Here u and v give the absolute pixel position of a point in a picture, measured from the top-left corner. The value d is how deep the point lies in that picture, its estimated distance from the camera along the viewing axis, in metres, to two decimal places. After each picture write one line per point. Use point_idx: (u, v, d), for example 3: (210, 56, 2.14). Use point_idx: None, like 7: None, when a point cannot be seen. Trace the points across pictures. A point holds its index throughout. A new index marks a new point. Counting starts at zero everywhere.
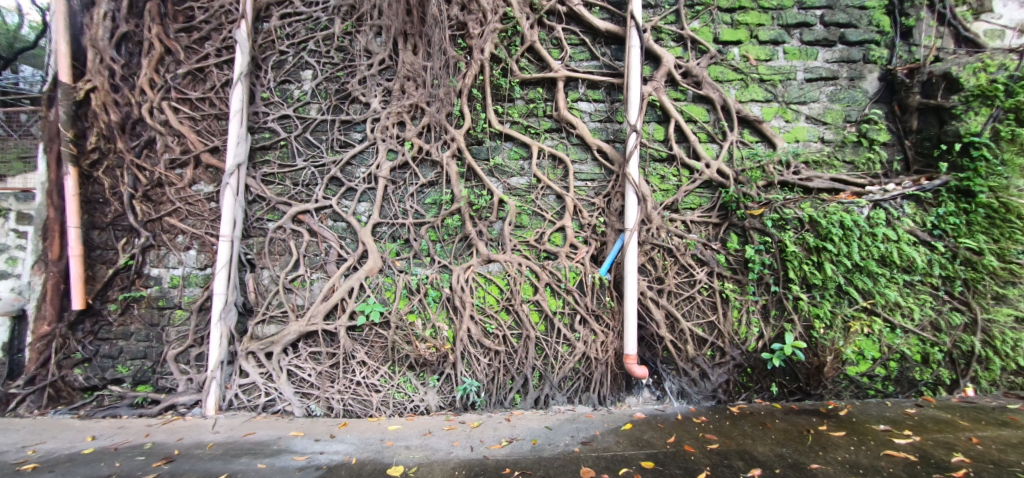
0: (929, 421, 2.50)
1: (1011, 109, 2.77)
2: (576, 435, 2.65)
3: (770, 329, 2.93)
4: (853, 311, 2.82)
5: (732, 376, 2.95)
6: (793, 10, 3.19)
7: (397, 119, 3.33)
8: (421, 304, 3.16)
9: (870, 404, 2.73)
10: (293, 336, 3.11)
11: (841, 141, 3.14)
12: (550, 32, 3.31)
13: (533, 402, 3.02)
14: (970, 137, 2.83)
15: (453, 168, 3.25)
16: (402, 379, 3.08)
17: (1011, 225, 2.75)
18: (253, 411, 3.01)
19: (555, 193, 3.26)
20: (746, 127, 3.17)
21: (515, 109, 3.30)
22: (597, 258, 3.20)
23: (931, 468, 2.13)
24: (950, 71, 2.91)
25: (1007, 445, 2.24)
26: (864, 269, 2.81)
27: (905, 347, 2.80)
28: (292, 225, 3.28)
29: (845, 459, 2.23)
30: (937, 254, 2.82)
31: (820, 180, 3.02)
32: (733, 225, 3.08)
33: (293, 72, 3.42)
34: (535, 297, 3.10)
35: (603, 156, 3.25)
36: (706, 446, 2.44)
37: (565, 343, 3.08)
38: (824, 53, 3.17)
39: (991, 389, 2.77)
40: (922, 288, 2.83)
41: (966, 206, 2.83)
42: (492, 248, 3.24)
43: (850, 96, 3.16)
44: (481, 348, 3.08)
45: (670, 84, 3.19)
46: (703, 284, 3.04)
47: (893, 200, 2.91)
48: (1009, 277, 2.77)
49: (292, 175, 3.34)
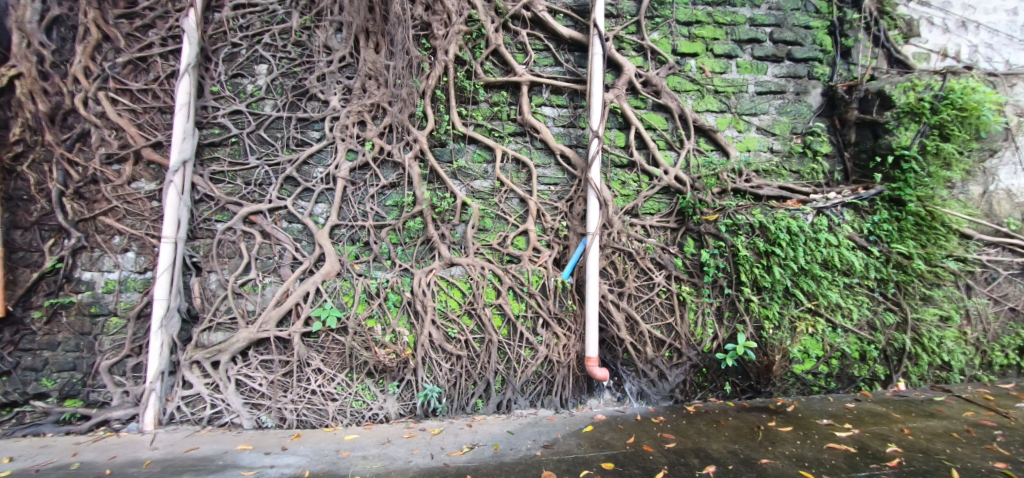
0: (865, 414, 2.68)
1: (936, 125, 3.02)
2: (538, 438, 2.65)
3: (724, 330, 3.05)
4: (799, 312, 2.99)
5: (689, 376, 3.04)
6: (745, 26, 3.35)
7: (358, 119, 3.25)
8: (380, 309, 3.07)
9: (814, 399, 2.89)
10: (243, 344, 2.95)
11: (788, 151, 3.33)
12: (515, 36, 3.32)
13: (495, 407, 3.01)
14: (901, 150, 3.05)
15: (416, 170, 3.20)
16: (360, 386, 2.99)
17: (935, 231, 3.03)
18: (196, 425, 2.83)
19: (518, 197, 3.27)
20: (702, 136, 3.30)
21: (479, 112, 3.29)
22: (559, 261, 3.23)
23: (868, 458, 2.27)
24: (884, 89, 3.16)
25: (934, 435, 2.42)
26: (808, 272, 2.99)
27: (845, 346, 2.99)
28: (243, 226, 3.12)
29: (791, 453, 2.35)
30: (873, 258, 3.03)
31: (769, 187, 3.18)
32: (689, 230, 3.18)
33: (247, 65, 3.26)
34: (498, 301, 3.09)
35: (566, 160, 3.29)
36: (664, 446, 2.50)
37: (527, 347, 3.07)
38: (772, 68, 3.36)
39: (920, 383, 2.98)
40: (860, 290, 3.03)
41: (898, 213, 3.06)
42: (455, 251, 3.20)
43: (796, 109, 3.36)
44: (442, 353, 3.03)
45: (631, 93, 3.27)
46: (661, 287, 3.12)
47: (835, 207, 3.12)
48: (935, 279, 3.04)
49: (244, 173, 3.18)
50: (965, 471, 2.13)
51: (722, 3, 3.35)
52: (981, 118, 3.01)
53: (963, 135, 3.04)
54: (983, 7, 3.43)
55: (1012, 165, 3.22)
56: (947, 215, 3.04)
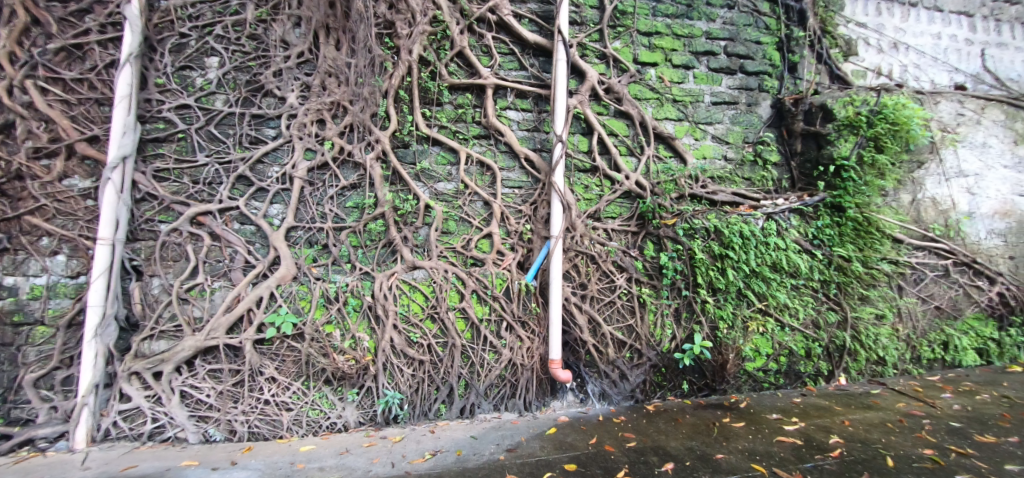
0: (810, 408, 2.84)
1: (871, 138, 3.29)
2: (501, 442, 2.64)
3: (681, 331, 3.15)
4: (751, 312, 3.14)
5: (648, 376, 3.12)
6: (702, 39, 3.50)
7: (317, 117, 3.14)
8: (339, 314, 2.97)
9: (765, 395, 3.03)
10: (188, 353, 2.77)
11: (740, 160, 3.49)
12: (480, 39, 3.33)
13: (458, 412, 2.97)
14: (841, 161, 3.27)
15: (377, 171, 3.12)
16: (318, 394, 2.87)
17: (871, 236, 3.28)
18: (135, 441, 2.62)
19: (482, 200, 3.26)
20: (661, 143, 3.41)
21: (444, 114, 3.26)
22: (523, 264, 3.24)
23: (813, 450, 2.40)
24: (826, 103, 3.38)
25: (871, 425, 2.60)
26: (759, 274, 3.15)
27: (792, 344, 3.15)
28: (189, 228, 2.94)
29: (744, 447, 2.45)
30: (817, 261, 3.24)
31: (723, 194, 3.34)
32: (649, 233, 3.27)
33: (196, 58, 3.09)
34: (461, 305, 3.06)
35: (530, 164, 3.32)
36: (625, 445, 2.55)
37: (491, 351, 3.06)
38: (726, 79, 3.53)
39: (858, 377, 3.19)
40: (805, 291, 3.22)
41: (839, 219, 3.29)
42: (417, 254, 3.15)
43: (748, 119, 3.54)
44: (404, 358, 2.96)
45: (594, 99, 3.35)
46: (622, 289, 3.19)
47: (783, 213, 3.30)
48: (871, 280, 3.28)
49: (192, 172, 3.00)
50: (898, 457, 2.29)
51: (680, 15, 3.49)
52: (910, 131, 3.31)
53: (894, 146, 3.31)
54: (912, 30, 3.75)
55: (937, 176, 3.52)
56: (881, 221, 3.30)
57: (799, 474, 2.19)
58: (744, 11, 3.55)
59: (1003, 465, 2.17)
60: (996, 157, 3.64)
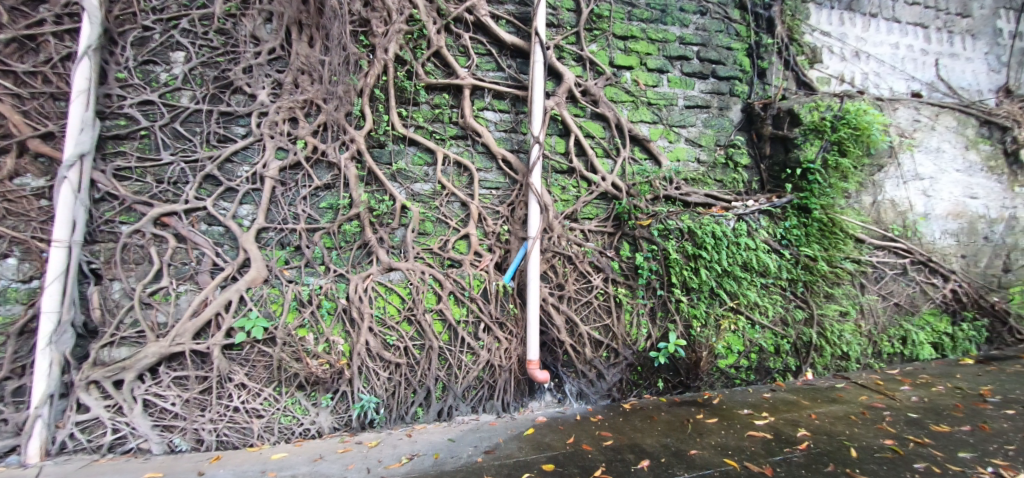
0: (779, 403, 2.94)
1: (835, 142, 3.44)
2: (479, 444, 2.63)
3: (656, 330, 3.20)
4: (723, 310, 3.23)
5: (625, 375, 3.16)
6: (675, 44, 3.58)
7: (289, 115, 3.06)
8: (312, 317, 2.90)
9: (736, 391, 3.12)
10: (152, 360, 2.65)
11: (712, 162, 3.58)
12: (457, 39, 3.31)
13: (436, 414, 2.94)
14: (807, 164, 3.40)
15: (352, 171, 3.07)
16: (290, 400, 2.79)
17: (835, 236, 3.43)
18: (94, 454, 2.49)
19: (459, 200, 3.24)
20: (637, 145, 3.47)
21: (420, 114, 3.23)
22: (501, 265, 3.24)
23: (782, 443, 2.48)
24: (793, 108, 3.51)
25: (836, 418, 2.70)
26: (731, 274, 3.24)
27: (762, 341, 3.25)
28: (153, 229, 2.82)
29: (717, 443, 2.51)
30: (785, 260, 3.36)
31: (696, 195, 3.42)
32: (625, 234, 3.32)
33: (160, 52, 2.97)
34: (438, 306, 3.04)
35: (507, 165, 3.32)
36: (602, 443, 2.58)
37: (469, 352, 3.04)
38: (699, 84, 3.61)
39: (824, 372, 3.31)
40: (774, 289, 3.33)
41: (805, 220, 3.43)
42: (393, 256, 3.11)
43: (719, 122, 3.63)
44: (380, 361, 2.91)
45: (571, 101, 3.37)
46: (599, 290, 3.22)
47: (753, 214, 3.41)
48: (835, 278, 3.42)
49: (155, 170, 2.88)
50: (861, 448, 2.39)
51: (655, 20, 3.56)
52: (870, 136, 3.47)
53: (856, 150, 3.47)
54: (872, 40, 3.93)
55: (895, 179, 3.70)
56: (844, 222, 3.46)
57: (769, 467, 2.26)
58: (715, 17, 3.65)
59: (957, 453, 2.29)
60: (949, 161, 3.84)
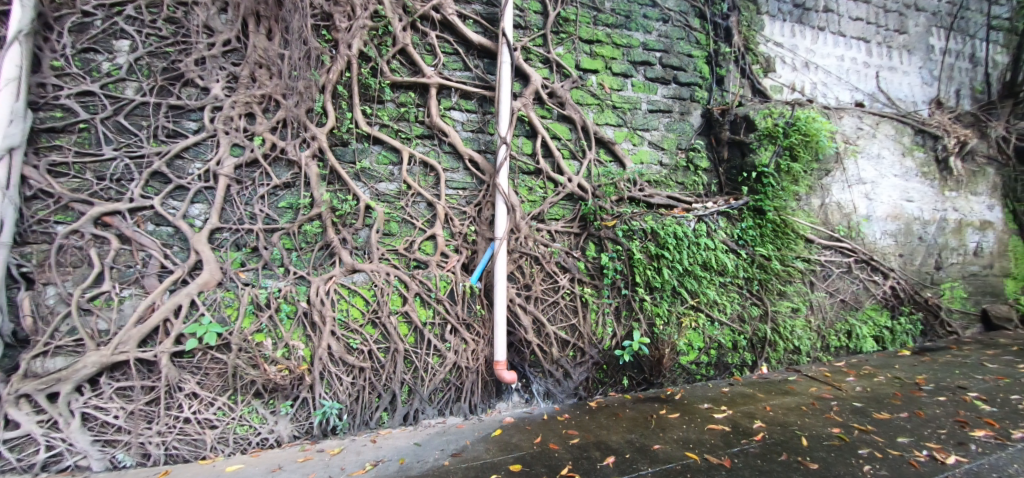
0: (737, 396, 3.06)
1: (786, 148, 3.64)
2: (446, 448, 2.60)
3: (621, 328, 3.27)
4: (684, 308, 3.34)
5: (591, 374, 3.20)
6: (639, 49, 3.67)
7: (245, 110, 2.93)
8: (271, 322, 2.78)
9: (697, 386, 3.23)
10: (91, 370, 2.46)
11: (674, 165, 3.70)
12: (424, 37, 3.27)
13: (401, 419, 2.88)
14: (762, 168, 3.58)
15: (313, 169, 2.97)
16: (246, 409, 2.66)
17: (787, 236, 3.64)
18: (25, 474, 2.29)
19: (426, 201, 3.20)
20: (602, 147, 3.53)
21: (385, 112, 3.16)
22: (468, 266, 3.22)
23: (739, 435, 2.59)
24: (749, 114, 3.68)
25: (788, 409, 2.85)
26: (691, 273, 3.36)
27: (721, 337, 3.38)
28: (93, 229, 2.63)
29: (678, 437, 2.59)
30: (742, 259, 3.52)
31: (659, 197, 3.52)
32: (591, 235, 3.37)
33: (102, 40, 2.77)
34: (404, 308, 2.98)
35: (474, 165, 3.30)
36: (568, 442, 2.60)
37: (435, 355, 3.00)
38: (661, 89, 3.72)
39: (778, 366, 3.48)
40: (731, 287, 3.48)
41: (760, 221, 3.61)
42: (357, 257, 3.03)
43: (681, 127, 3.75)
44: (343, 366, 2.82)
45: (538, 102, 3.40)
46: (565, 290, 3.25)
47: (711, 215, 3.54)
48: (787, 276, 3.62)
49: (96, 166, 2.69)
50: (811, 436, 2.53)
51: (620, 26, 3.64)
52: (819, 142, 3.68)
53: (806, 155, 3.68)
54: (820, 51, 4.17)
55: (841, 183, 3.94)
56: (795, 223, 3.66)
57: (727, 458, 2.35)
58: (677, 25, 3.77)
59: (897, 438, 2.45)
60: (888, 166, 4.13)
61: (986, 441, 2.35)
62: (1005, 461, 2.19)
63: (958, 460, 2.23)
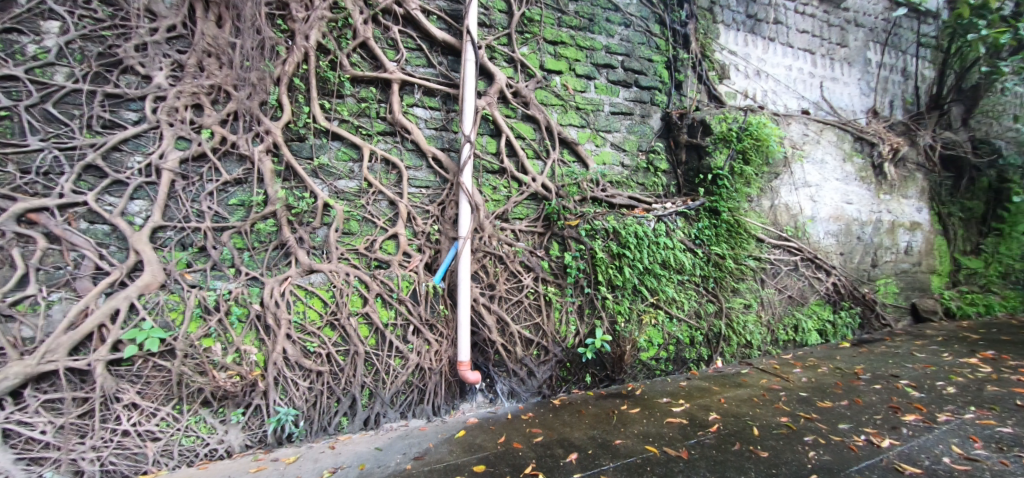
0: (694, 390, 3.18)
1: (739, 152, 3.82)
2: (408, 451, 2.54)
3: (584, 326, 3.32)
4: (644, 306, 3.43)
5: (554, 372, 3.23)
6: (602, 52, 3.74)
7: (192, 101, 2.75)
8: (220, 326, 2.63)
9: (657, 381, 3.33)
10: (14, 382, 2.24)
11: (635, 166, 3.79)
12: (386, 32, 3.19)
13: (362, 423, 2.80)
14: (717, 170, 3.74)
15: (267, 165, 2.83)
16: (193, 419, 2.50)
17: (740, 235, 3.82)
18: None
19: (387, 199, 3.12)
20: (565, 148, 3.57)
21: (345, 107, 3.07)
22: (431, 266, 3.17)
23: (695, 427, 2.69)
24: (705, 119, 3.83)
25: (741, 401, 2.99)
26: (651, 272, 3.46)
27: (679, 333, 3.50)
28: (16, 227, 2.39)
29: (639, 431, 2.66)
30: (699, 258, 3.66)
31: (620, 197, 3.60)
32: (555, 234, 3.40)
33: (28, 20, 2.53)
34: (364, 310, 2.89)
35: (438, 163, 3.25)
36: (532, 440, 2.61)
37: (397, 356, 2.93)
38: (623, 92, 3.81)
39: (731, 360, 3.64)
40: (689, 285, 3.61)
41: (715, 221, 3.77)
42: (315, 257, 2.92)
43: (641, 129, 3.85)
44: (300, 370, 2.71)
45: (502, 102, 3.39)
46: (529, 289, 3.26)
47: (670, 215, 3.66)
48: (740, 274, 3.80)
49: (20, 158, 2.44)
50: (762, 426, 2.66)
51: (583, 28, 3.70)
52: (768, 147, 3.90)
53: (757, 159, 3.89)
54: (770, 61, 4.40)
55: (789, 186, 4.17)
56: (746, 223, 3.85)
57: (685, 450, 2.43)
58: (638, 30, 3.87)
59: (838, 424, 2.62)
60: (830, 171, 4.41)
61: (916, 424, 2.56)
62: (932, 441, 2.39)
63: (891, 443, 2.40)
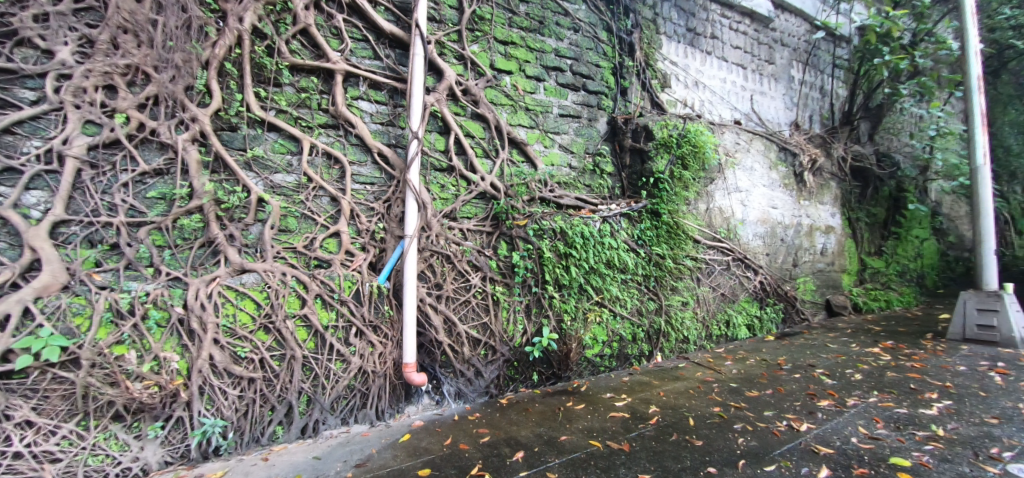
0: (636, 384, 3.32)
1: (679, 157, 4.04)
2: (349, 459, 2.43)
3: (532, 325, 3.35)
4: (590, 304, 3.53)
5: (502, 371, 3.23)
6: (552, 55, 3.80)
7: (103, 81, 2.45)
8: (135, 331, 2.37)
9: (601, 377, 3.43)
10: None
11: (582, 168, 3.89)
12: (329, 20, 3.06)
13: (299, 432, 2.64)
14: (658, 174, 3.93)
15: (193, 154, 2.60)
16: (102, 435, 2.24)
17: (679, 236, 4.03)
18: None
19: (329, 195, 2.98)
20: (514, 148, 3.59)
21: (283, 96, 2.89)
22: (375, 265, 3.06)
23: (636, 420, 2.80)
24: (648, 125, 4.02)
25: (679, 393, 3.15)
26: (597, 271, 3.57)
27: (622, 330, 3.63)
28: None
29: (583, 427, 2.72)
30: (641, 258, 3.83)
31: (568, 198, 3.68)
32: (503, 233, 3.41)
33: None
34: (302, 312, 2.73)
35: (384, 159, 3.15)
36: (479, 441, 2.59)
37: (338, 360, 2.79)
38: (572, 95, 3.89)
39: (670, 354, 3.83)
40: (631, 284, 3.75)
41: (656, 222, 3.96)
42: (247, 256, 2.71)
43: (588, 132, 3.96)
44: (229, 378, 2.50)
45: (451, 99, 3.34)
46: (477, 288, 3.23)
47: (615, 216, 3.79)
48: (679, 272, 4.01)
49: None
50: (697, 416, 2.82)
51: (533, 30, 3.73)
52: (705, 153, 4.15)
53: (695, 164, 4.13)
54: (706, 73, 4.69)
55: (722, 190, 4.46)
56: (684, 225, 4.08)
57: (626, 443, 2.52)
58: (586, 36, 3.97)
59: (763, 412, 2.84)
60: (758, 177, 4.77)
61: (829, 409, 2.83)
62: (843, 423, 2.65)
63: (808, 427, 2.63)
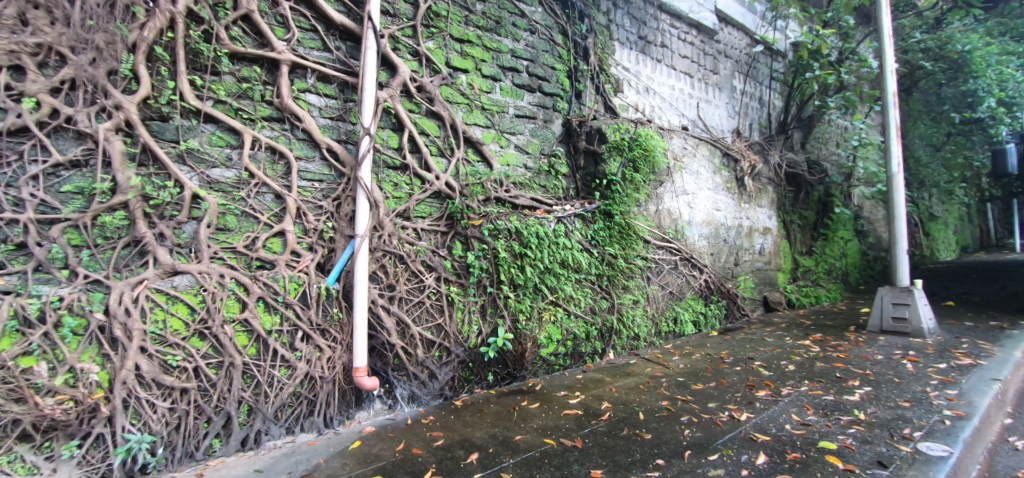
0: (589, 381, 3.39)
1: (630, 160, 4.17)
2: (295, 470, 2.31)
3: (487, 325, 3.33)
4: (545, 304, 3.56)
5: (456, 373, 3.18)
6: (508, 55, 3.80)
7: (8, 61, 2.18)
8: (46, 341, 2.12)
9: (555, 376, 3.47)
10: None
11: (537, 169, 3.94)
12: (274, 7, 2.90)
13: (238, 444, 2.47)
14: (611, 176, 4.05)
15: (116, 145, 2.36)
16: (5, 459, 1.99)
17: (630, 236, 4.17)
18: None
19: (273, 192, 2.81)
20: (470, 147, 3.56)
21: (221, 85, 2.70)
22: (323, 266, 2.93)
23: (589, 417, 2.85)
24: (601, 128, 4.13)
25: (630, 389, 3.25)
26: (552, 271, 3.61)
27: (576, 328, 3.69)
28: None
29: (538, 425, 2.74)
30: (594, 257, 3.92)
31: (523, 198, 3.70)
32: (458, 233, 3.37)
33: None
34: (243, 316, 2.56)
35: (333, 155, 3.01)
36: (432, 444, 2.54)
37: (283, 366, 2.64)
38: (528, 96, 3.92)
39: (621, 351, 3.95)
40: (585, 283, 3.83)
41: (609, 223, 4.07)
42: (180, 257, 2.51)
43: (543, 133, 4.01)
44: (159, 390, 2.30)
45: (405, 95, 3.26)
46: (431, 289, 3.17)
47: (569, 217, 3.86)
48: (630, 272, 4.15)
49: None
50: (647, 410, 2.92)
51: (490, 29, 3.72)
52: (654, 157, 4.31)
53: (644, 167, 4.28)
54: (656, 79, 4.88)
55: (671, 192, 4.65)
56: (635, 226, 4.22)
57: (580, 440, 2.56)
58: (542, 38, 4.01)
59: (707, 404, 2.99)
60: (703, 181, 5.01)
61: (766, 398, 3.02)
62: (778, 412, 2.83)
63: (748, 416, 2.80)
